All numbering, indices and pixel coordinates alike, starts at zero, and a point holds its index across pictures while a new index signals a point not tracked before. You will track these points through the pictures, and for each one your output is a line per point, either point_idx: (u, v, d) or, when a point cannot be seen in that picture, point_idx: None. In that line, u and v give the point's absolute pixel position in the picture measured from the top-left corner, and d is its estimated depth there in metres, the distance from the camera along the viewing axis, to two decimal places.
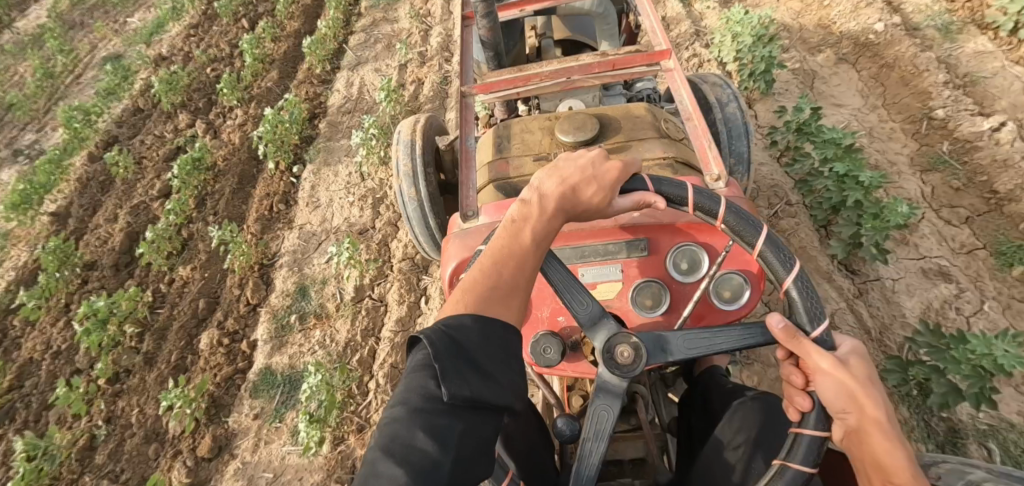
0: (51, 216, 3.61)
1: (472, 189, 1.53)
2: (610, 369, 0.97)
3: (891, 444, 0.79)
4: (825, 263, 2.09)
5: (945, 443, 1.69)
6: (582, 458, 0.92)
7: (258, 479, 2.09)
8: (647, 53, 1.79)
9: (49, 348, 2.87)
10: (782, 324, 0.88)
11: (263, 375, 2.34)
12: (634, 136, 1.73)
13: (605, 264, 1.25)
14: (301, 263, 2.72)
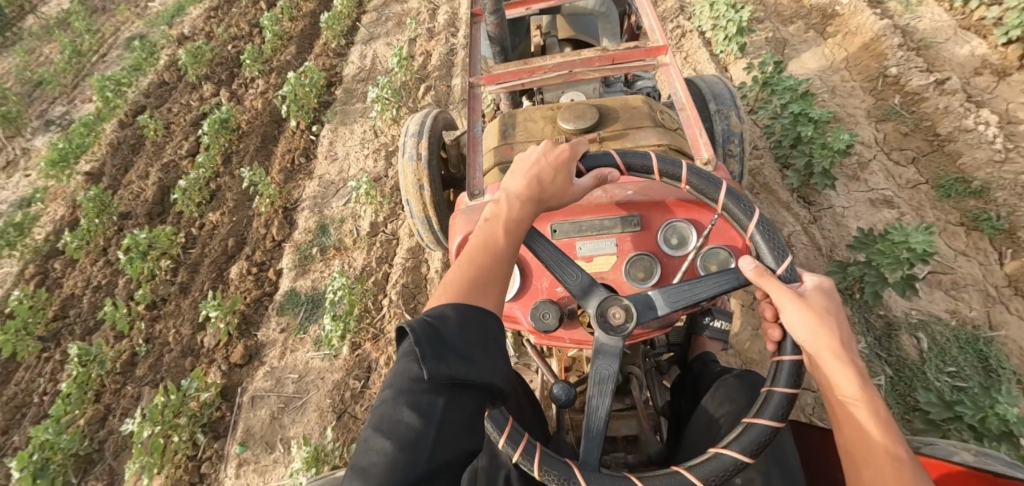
0: (86, 175, 3.90)
1: (478, 171, 1.77)
2: (604, 329, 1.03)
3: (847, 360, 0.90)
4: (785, 195, 2.37)
5: (881, 335, 1.95)
6: (590, 413, 0.98)
7: (285, 379, 2.38)
8: (645, 48, 2.00)
9: (89, 284, 3.15)
10: (753, 266, 0.99)
11: (289, 296, 2.64)
12: (631, 125, 1.84)
13: (600, 238, 1.36)
14: (321, 206, 3.02)
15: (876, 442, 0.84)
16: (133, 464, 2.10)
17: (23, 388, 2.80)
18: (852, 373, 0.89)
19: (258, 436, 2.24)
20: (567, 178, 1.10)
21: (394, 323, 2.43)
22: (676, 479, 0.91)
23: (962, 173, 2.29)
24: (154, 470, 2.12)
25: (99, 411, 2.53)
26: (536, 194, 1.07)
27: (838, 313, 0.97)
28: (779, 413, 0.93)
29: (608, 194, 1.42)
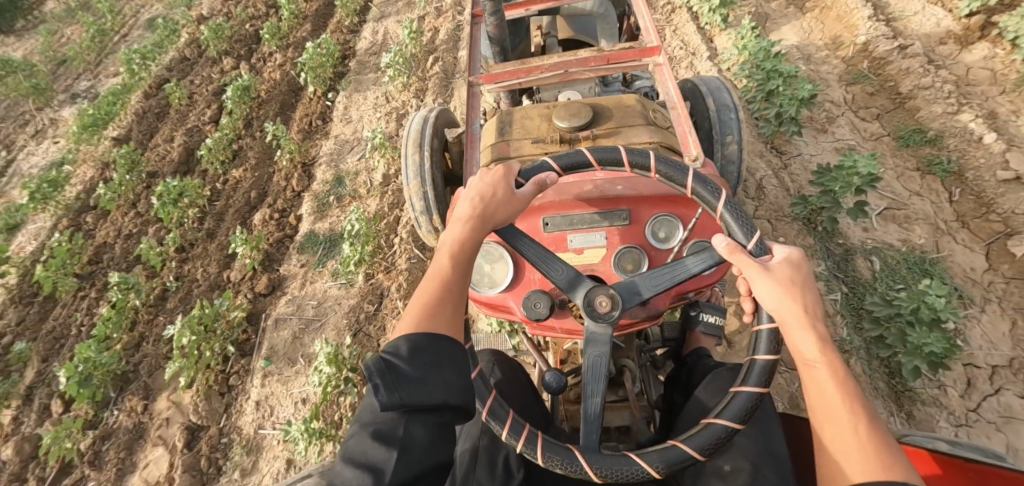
0: (113, 140, 4.15)
1: (476, 168, 1.92)
2: (591, 316, 1.16)
3: (811, 326, 0.98)
4: (758, 146, 2.65)
5: (839, 259, 2.20)
6: (587, 398, 1.12)
7: (305, 305, 2.63)
8: (639, 48, 2.13)
9: (121, 233, 3.39)
10: (726, 243, 1.06)
11: (308, 237, 2.90)
12: (624, 123, 1.93)
13: (590, 232, 1.47)
14: (338, 162, 3.29)
15: (832, 396, 0.93)
16: (173, 368, 2.38)
17: (62, 321, 3.05)
18: (816, 339, 0.98)
19: (281, 352, 2.49)
20: (508, 195, 1.18)
21: (404, 258, 2.69)
22: (677, 452, 1.02)
23: (919, 124, 2.54)
24: (190, 376, 2.38)
25: (134, 339, 2.78)
26: (482, 213, 1.16)
27: (810, 281, 1.05)
28: (761, 380, 1.05)
29: (597, 189, 1.52)
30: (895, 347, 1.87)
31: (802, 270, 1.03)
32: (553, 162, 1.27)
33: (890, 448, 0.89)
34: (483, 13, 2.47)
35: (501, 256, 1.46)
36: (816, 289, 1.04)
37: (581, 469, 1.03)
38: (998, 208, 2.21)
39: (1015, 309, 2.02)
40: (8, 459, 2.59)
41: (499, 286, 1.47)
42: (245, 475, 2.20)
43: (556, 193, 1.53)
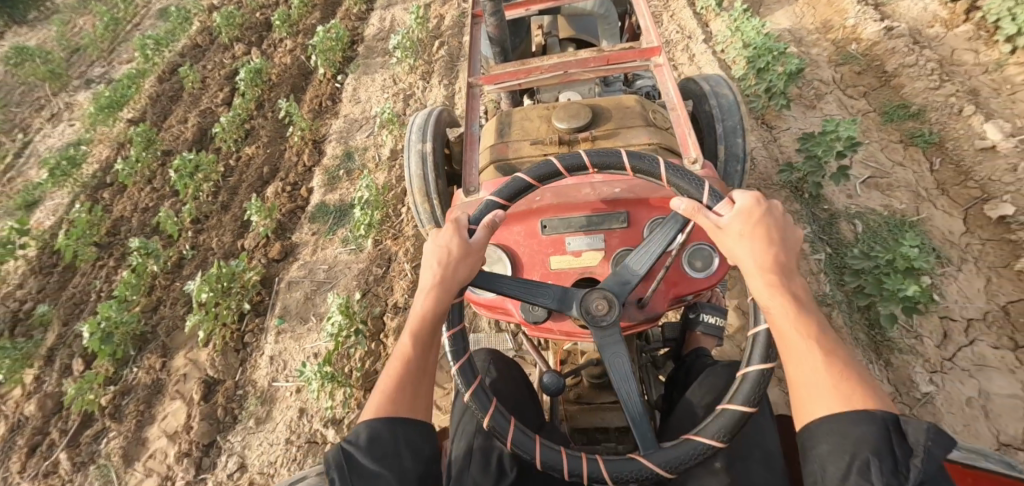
0: (128, 122, 4.28)
1: (474, 168, 1.80)
2: (585, 314, 1.19)
3: (768, 274, 1.06)
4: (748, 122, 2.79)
5: (824, 223, 2.33)
6: (626, 401, 1.15)
7: (317, 270, 2.76)
8: (639, 49, 2.04)
9: (137, 207, 3.50)
10: (686, 207, 1.12)
11: (320, 208, 3.04)
12: (623, 124, 1.95)
13: (588, 235, 1.46)
14: (347, 139, 3.42)
15: (793, 339, 1.03)
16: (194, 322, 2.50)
17: (81, 288, 3.18)
18: (770, 285, 1.06)
19: (294, 311, 2.62)
20: (462, 250, 1.18)
21: (410, 226, 2.81)
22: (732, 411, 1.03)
23: (902, 101, 2.67)
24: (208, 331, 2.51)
25: (151, 303, 2.91)
26: (436, 282, 1.16)
27: (770, 223, 1.11)
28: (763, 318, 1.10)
29: (595, 192, 1.50)
30: (874, 296, 1.99)
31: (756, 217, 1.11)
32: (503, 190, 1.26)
33: (851, 373, 1.00)
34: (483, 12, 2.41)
35: (500, 257, 1.49)
36: (772, 229, 1.11)
37: (652, 472, 1.03)
38: (975, 175, 2.33)
39: (990, 268, 2.13)
40: (32, 415, 2.72)
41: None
42: (259, 423, 2.32)
43: (554, 196, 1.52)
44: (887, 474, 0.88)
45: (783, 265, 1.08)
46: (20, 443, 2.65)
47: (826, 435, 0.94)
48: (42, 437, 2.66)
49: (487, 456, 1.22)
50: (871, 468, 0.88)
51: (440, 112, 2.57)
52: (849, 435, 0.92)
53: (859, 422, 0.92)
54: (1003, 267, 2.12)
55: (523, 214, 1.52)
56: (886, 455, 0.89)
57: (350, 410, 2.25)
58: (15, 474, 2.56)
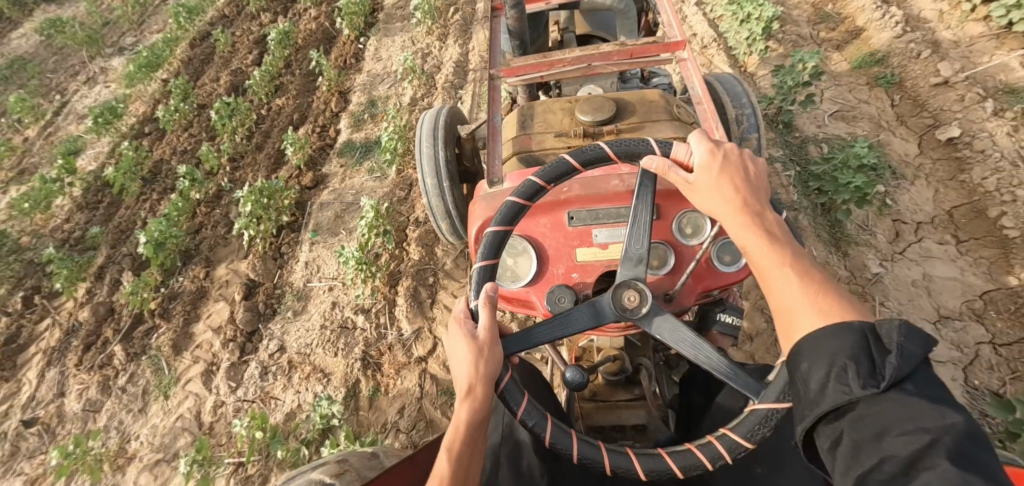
0: (163, 81, 4.62)
1: (497, 161, 1.90)
2: (621, 313, 1.21)
3: (740, 215, 1.09)
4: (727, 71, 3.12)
5: (795, 148, 2.64)
6: (715, 369, 1.17)
7: (347, 193, 3.10)
8: (663, 44, 2.22)
9: (176, 151, 3.82)
10: (655, 164, 1.18)
11: (347, 144, 3.38)
12: (647, 118, 2.04)
13: (616, 226, 1.49)
14: (371, 90, 3.75)
15: (772, 270, 1.01)
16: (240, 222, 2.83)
17: (127, 217, 3.49)
18: (745, 224, 1.08)
19: (326, 227, 2.95)
20: (473, 346, 1.13)
21: None
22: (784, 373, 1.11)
23: (870, 50, 3.00)
24: (253, 232, 2.85)
25: (194, 226, 3.22)
26: (465, 393, 1.12)
27: (738, 172, 1.15)
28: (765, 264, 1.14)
29: (624, 183, 1.53)
30: (830, 193, 2.31)
31: (716, 166, 1.16)
32: (491, 247, 1.27)
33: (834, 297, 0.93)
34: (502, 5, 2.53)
35: (525, 250, 1.51)
36: (740, 177, 1.14)
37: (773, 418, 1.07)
38: (930, 108, 2.65)
39: (939, 181, 2.43)
40: (85, 320, 3.02)
41: (522, 280, 1.50)
42: (296, 315, 2.63)
43: (582, 187, 1.54)
44: (867, 376, 0.77)
45: (756, 208, 1.10)
46: (76, 343, 2.95)
47: (808, 350, 0.86)
48: (96, 337, 2.96)
49: (514, 461, 1.36)
50: (848, 373, 0.79)
51: (449, 111, 2.58)
52: (829, 344, 0.83)
53: (838, 331, 0.84)
54: (949, 180, 2.42)
55: (551, 205, 1.53)
56: (867, 360, 0.79)
57: (378, 300, 2.56)
58: (73, 367, 2.87)
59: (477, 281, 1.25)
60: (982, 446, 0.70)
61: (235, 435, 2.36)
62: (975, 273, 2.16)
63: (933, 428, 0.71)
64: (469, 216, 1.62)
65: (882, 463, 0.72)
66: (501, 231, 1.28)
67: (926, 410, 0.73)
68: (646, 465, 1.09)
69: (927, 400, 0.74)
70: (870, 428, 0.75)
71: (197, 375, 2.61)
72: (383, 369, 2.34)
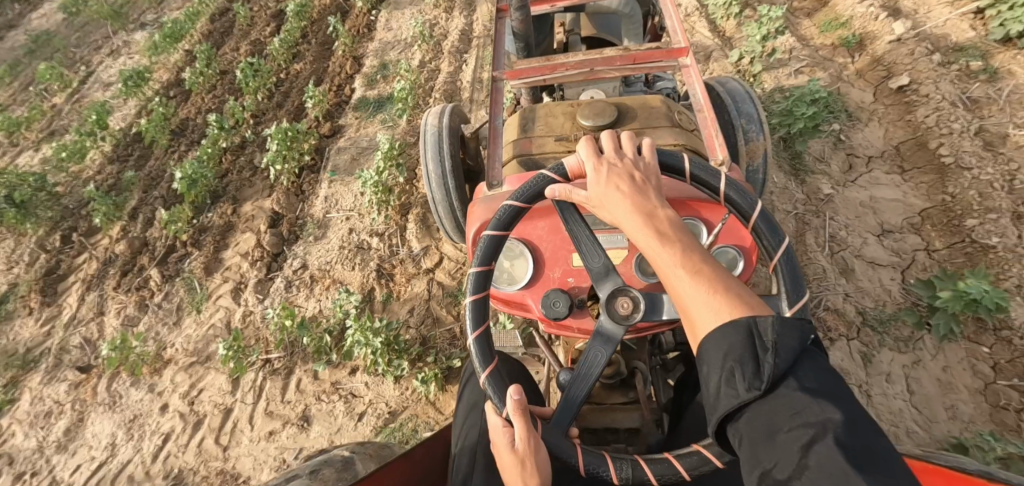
0: (186, 52, 4.93)
1: (498, 164, 1.93)
2: (620, 322, 1.20)
3: (629, 218, 1.06)
4: (706, 35, 3.44)
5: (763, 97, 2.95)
6: None
7: (362, 140, 3.43)
8: (665, 50, 2.20)
9: (201, 110, 4.15)
10: (555, 192, 1.19)
11: (362, 100, 3.70)
12: (648, 125, 2.02)
13: (614, 232, 1.48)
14: (383, 54, 4.07)
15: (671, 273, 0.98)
16: (270, 156, 3.18)
17: (157, 167, 3.80)
18: (637, 222, 1.04)
19: (343, 168, 3.28)
20: (515, 459, 1.06)
21: None
22: None
23: (837, 15, 3.32)
24: (280, 168, 3.20)
25: (221, 170, 3.53)
26: None
27: (623, 170, 1.14)
28: None
29: None
30: (789, 125, 2.69)
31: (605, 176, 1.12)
32: (483, 357, 1.20)
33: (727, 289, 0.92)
34: (508, 7, 2.54)
35: (522, 252, 1.52)
36: (626, 176, 1.12)
37: None
38: (885, 62, 2.96)
39: (890, 122, 2.75)
40: (121, 252, 3.31)
41: (519, 283, 1.52)
42: (317, 239, 2.95)
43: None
44: (751, 378, 0.79)
45: (645, 204, 1.07)
46: (114, 270, 3.25)
47: (705, 355, 0.87)
48: (132, 266, 3.26)
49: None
50: (735, 376, 0.80)
51: (452, 111, 2.58)
52: (719, 347, 0.84)
53: (726, 329, 0.85)
54: (898, 120, 2.74)
55: (549, 209, 1.55)
56: (751, 359, 0.80)
57: (390, 225, 2.88)
58: (112, 290, 3.17)
59: (496, 394, 1.17)
60: (865, 432, 0.74)
61: (263, 336, 2.66)
62: (916, 195, 2.46)
63: (814, 423, 0.74)
64: (469, 218, 1.67)
65: (777, 466, 0.74)
66: (484, 271, 1.26)
67: (809, 404, 0.76)
68: (619, 472, 1.07)
69: (809, 394, 0.77)
70: (764, 429, 0.76)
71: (227, 292, 2.91)
72: (395, 279, 2.65)
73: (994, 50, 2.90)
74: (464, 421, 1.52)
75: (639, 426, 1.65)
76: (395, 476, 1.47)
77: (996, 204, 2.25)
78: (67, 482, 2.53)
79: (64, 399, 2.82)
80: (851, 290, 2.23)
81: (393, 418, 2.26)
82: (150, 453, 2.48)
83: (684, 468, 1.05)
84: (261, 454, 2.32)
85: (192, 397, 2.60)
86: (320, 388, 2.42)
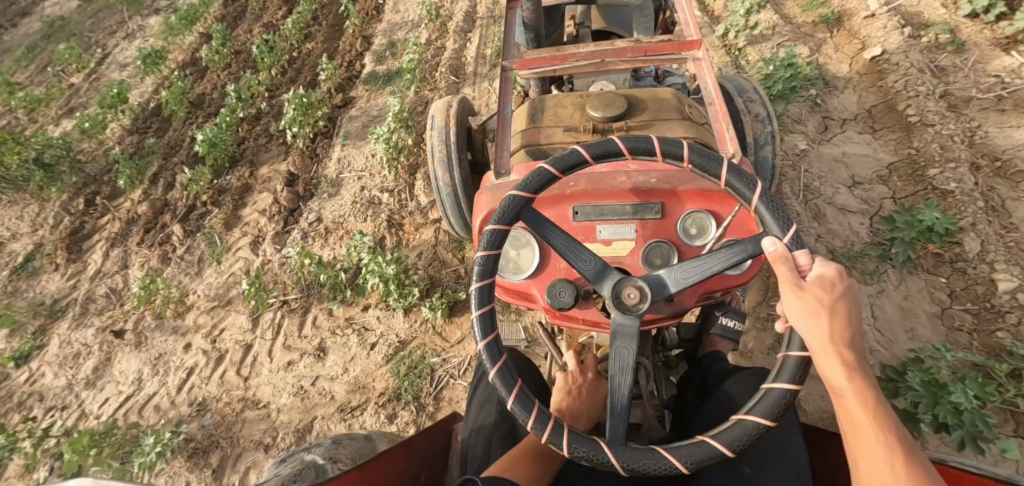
0: (201, 34, 5.13)
1: (505, 152, 1.85)
2: (619, 305, 1.22)
3: (840, 356, 1.03)
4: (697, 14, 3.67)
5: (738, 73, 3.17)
6: (614, 390, 1.19)
7: (372, 110, 3.67)
8: (678, 43, 2.12)
9: (218, 87, 4.39)
10: (774, 249, 1.11)
11: (372, 75, 3.93)
12: (659, 117, 1.91)
13: (620, 223, 1.45)
14: (392, 33, 4.31)
15: (867, 430, 1.01)
16: (287, 119, 3.41)
17: (177, 137, 4.02)
18: (845, 367, 1.03)
19: (355, 134, 3.52)
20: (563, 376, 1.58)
21: (443, 82, 3.71)
22: (744, 427, 1.07)
23: None
24: (296, 131, 3.43)
25: (238, 137, 3.73)
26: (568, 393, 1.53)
27: (845, 299, 1.07)
28: (796, 377, 1.07)
29: (630, 181, 1.49)
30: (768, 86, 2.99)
31: (832, 289, 1.07)
32: (562, 162, 1.26)
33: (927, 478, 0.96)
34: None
35: (528, 242, 1.49)
36: (848, 308, 1.06)
37: (607, 461, 1.10)
38: (860, 36, 3.18)
39: (864, 89, 2.97)
40: (144, 212, 3.50)
41: (524, 272, 1.50)
42: (331, 196, 3.17)
43: (588, 182, 1.50)
44: None
45: (859, 349, 1.05)
46: (137, 228, 3.44)
47: None
48: (154, 224, 3.45)
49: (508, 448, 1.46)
50: None
51: (458, 104, 2.51)
52: None
53: None
54: (871, 86, 2.95)
55: (556, 198, 1.50)
56: None
57: (399, 182, 3.10)
58: (136, 245, 3.36)
59: (542, 170, 1.27)
60: None
61: (281, 279, 2.86)
62: (885, 151, 2.68)
63: None
64: (474, 206, 1.62)
65: None
66: (499, 229, 1.26)
67: None
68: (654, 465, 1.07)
69: None
70: None
71: (246, 244, 3.10)
72: (404, 228, 2.87)
73: (962, 24, 3.12)
74: (476, 409, 1.60)
75: (642, 422, 1.66)
76: (394, 462, 1.49)
77: (956, 155, 2.47)
78: (95, 414, 2.68)
79: (91, 342, 3.00)
80: (823, 232, 2.45)
81: (402, 346, 2.48)
82: (175, 385, 2.65)
83: (679, 459, 1.07)
84: (281, 382, 2.50)
85: (214, 336, 2.78)
86: (335, 323, 2.63)
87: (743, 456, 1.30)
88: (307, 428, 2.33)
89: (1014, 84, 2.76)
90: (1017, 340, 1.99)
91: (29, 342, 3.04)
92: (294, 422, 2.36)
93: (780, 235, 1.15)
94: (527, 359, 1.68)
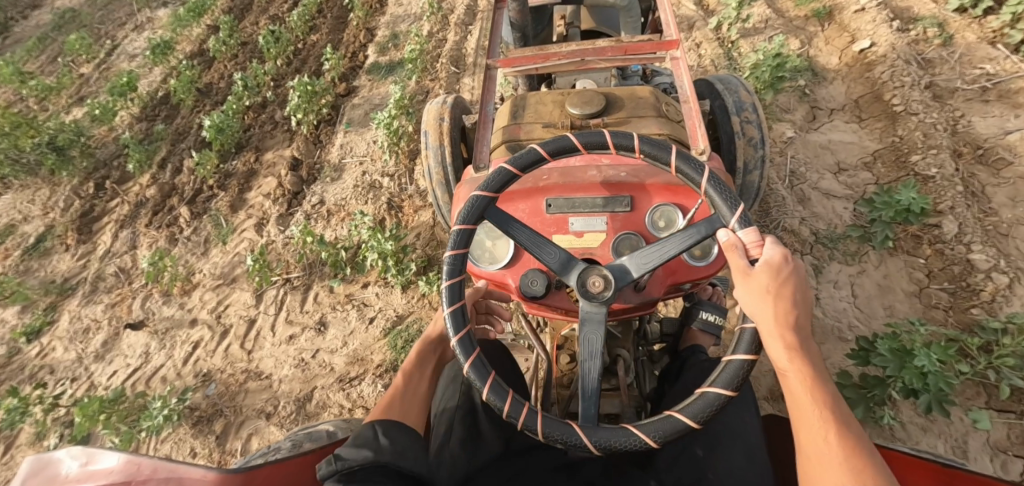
0: (208, 26, 5.23)
1: (486, 147, 1.95)
2: (586, 296, 1.27)
3: (784, 337, 1.12)
4: (690, 8, 3.76)
5: (728, 67, 3.26)
6: (585, 375, 1.26)
7: (375, 99, 3.78)
8: (657, 42, 2.17)
9: (225, 76, 4.51)
10: (726, 239, 1.19)
11: (374, 65, 4.04)
12: (635, 114, 1.99)
13: (591, 216, 1.53)
14: (395, 25, 4.42)
15: (806, 405, 1.09)
16: (291, 107, 3.51)
17: (184, 124, 4.14)
18: (787, 349, 1.12)
19: (357, 121, 3.63)
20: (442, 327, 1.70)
21: (444, 71, 3.82)
22: (732, 369, 1.14)
23: None
24: (301, 118, 3.54)
25: (244, 124, 3.84)
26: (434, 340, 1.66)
27: (791, 286, 1.15)
28: (751, 347, 1.15)
29: (600, 175, 1.59)
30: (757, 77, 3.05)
31: (781, 276, 1.14)
32: (515, 163, 1.35)
33: (858, 447, 1.03)
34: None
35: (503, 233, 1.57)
36: (794, 290, 1.15)
37: (582, 445, 1.16)
38: (851, 29, 3.25)
39: (851, 80, 3.05)
40: (152, 196, 3.61)
41: (499, 263, 1.56)
42: (334, 180, 3.28)
43: (561, 176, 1.60)
44: None
45: (802, 329, 1.13)
46: (145, 211, 3.55)
47: None
48: (162, 207, 3.56)
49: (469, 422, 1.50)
50: None
51: (451, 115, 2.52)
52: None
53: None
54: (859, 78, 3.03)
55: (530, 192, 1.59)
56: None
57: (399, 167, 3.21)
58: (144, 227, 3.47)
59: (494, 176, 1.35)
60: None
61: (284, 258, 2.96)
62: (870, 139, 2.76)
63: None
64: (455, 201, 1.75)
65: None
66: (466, 229, 1.35)
67: None
68: (651, 433, 1.13)
69: None
70: None
71: (250, 226, 3.21)
72: (404, 211, 3.00)
73: (951, 18, 3.18)
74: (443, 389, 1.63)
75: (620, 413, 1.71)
76: None
77: (938, 142, 2.54)
78: (104, 385, 2.78)
79: (100, 318, 3.09)
80: (806, 216, 2.53)
81: (400, 320, 2.59)
82: (181, 358, 2.74)
83: (648, 434, 1.13)
84: (282, 355, 2.60)
85: (219, 311, 2.88)
86: (335, 299, 2.74)
87: (697, 440, 1.43)
88: (307, 397, 2.43)
89: (999, 76, 2.84)
90: (990, 316, 2.06)
91: (40, 319, 3.13)
92: (295, 391, 2.46)
93: (726, 219, 1.23)
94: (501, 347, 1.72)
